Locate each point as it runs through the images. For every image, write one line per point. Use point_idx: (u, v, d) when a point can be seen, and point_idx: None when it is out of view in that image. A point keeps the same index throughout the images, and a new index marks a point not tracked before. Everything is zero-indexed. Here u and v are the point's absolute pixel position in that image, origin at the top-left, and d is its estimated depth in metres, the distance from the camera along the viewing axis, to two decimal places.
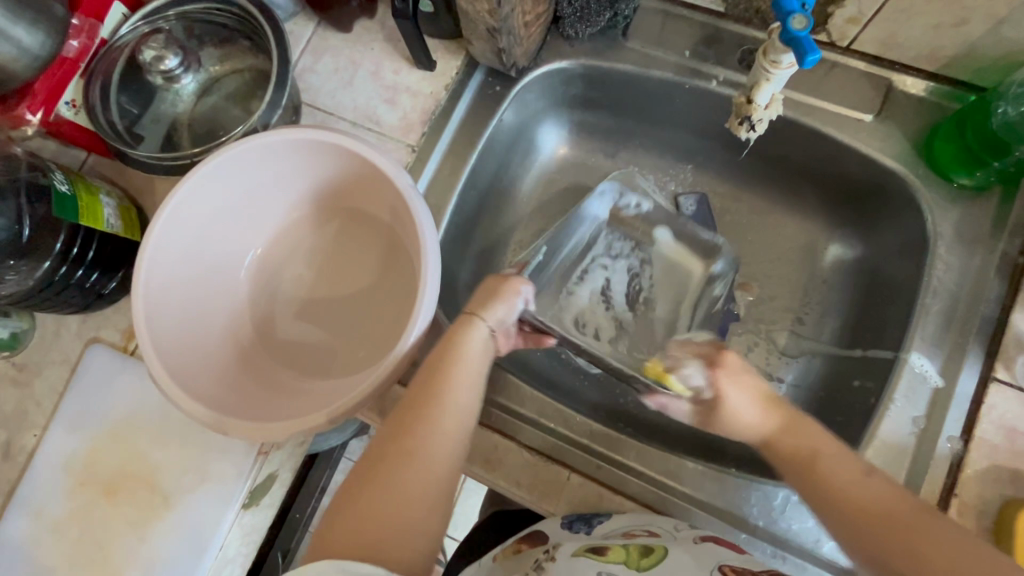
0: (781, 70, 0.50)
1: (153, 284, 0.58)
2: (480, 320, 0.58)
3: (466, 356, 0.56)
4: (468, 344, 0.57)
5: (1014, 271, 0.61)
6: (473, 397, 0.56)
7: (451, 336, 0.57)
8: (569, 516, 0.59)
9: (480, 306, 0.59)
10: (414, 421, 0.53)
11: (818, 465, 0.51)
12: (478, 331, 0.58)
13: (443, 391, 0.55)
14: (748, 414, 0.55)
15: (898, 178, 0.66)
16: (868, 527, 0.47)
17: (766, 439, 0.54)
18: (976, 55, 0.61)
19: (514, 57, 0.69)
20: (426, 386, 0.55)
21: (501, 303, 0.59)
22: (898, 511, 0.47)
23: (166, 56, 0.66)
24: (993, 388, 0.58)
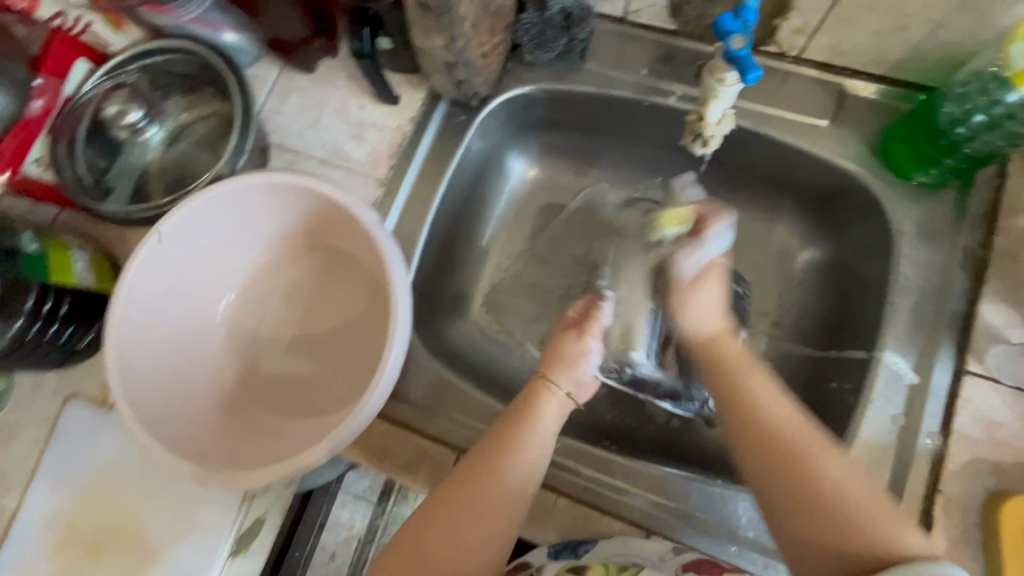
0: (728, 88, 0.51)
1: (125, 337, 0.58)
2: (553, 385, 0.61)
3: (545, 416, 0.58)
4: (546, 408, 0.59)
5: (977, 263, 0.62)
6: (545, 453, 0.57)
7: (532, 399, 0.59)
8: (555, 545, 0.60)
9: (551, 372, 0.61)
10: (474, 475, 0.54)
11: (748, 376, 0.56)
12: (556, 397, 0.60)
13: (514, 449, 0.55)
14: (709, 313, 0.62)
15: (856, 179, 0.68)
16: (764, 431, 0.52)
17: (715, 337, 0.61)
18: (920, 58, 0.63)
19: (474, 87, 0.71)
20: (495, 444, 0.56)
21: (576, 364, 0.62)
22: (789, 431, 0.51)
23: (128, 109, 0.71)
24: (968, 381, 0.59)
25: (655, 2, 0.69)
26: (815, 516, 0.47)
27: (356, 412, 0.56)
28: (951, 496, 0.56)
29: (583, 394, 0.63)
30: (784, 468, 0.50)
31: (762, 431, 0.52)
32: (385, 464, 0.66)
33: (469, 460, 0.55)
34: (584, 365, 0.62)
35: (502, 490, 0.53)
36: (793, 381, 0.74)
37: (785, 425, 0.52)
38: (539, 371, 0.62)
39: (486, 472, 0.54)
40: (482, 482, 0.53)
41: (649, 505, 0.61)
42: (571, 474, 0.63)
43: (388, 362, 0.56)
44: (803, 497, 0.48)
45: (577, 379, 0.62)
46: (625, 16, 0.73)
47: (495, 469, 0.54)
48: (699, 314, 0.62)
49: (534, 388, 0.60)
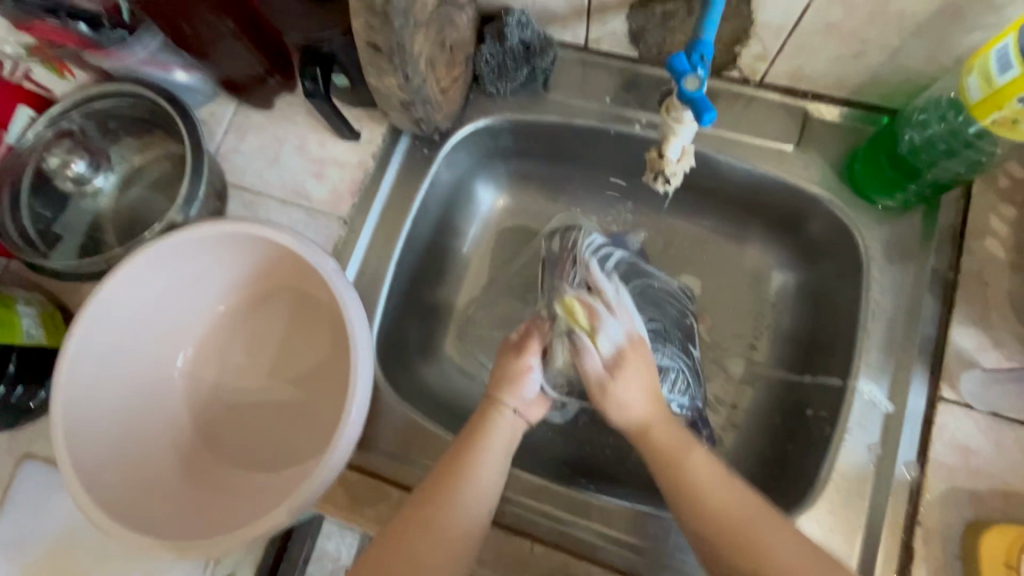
0: (686, 126, 0.50)
1: (72, 403, 0.55)
2: (503, 406, 0.60)
3: (493, 440, 0.58)
4: (495, 433, 0.59)
5: (947, 287, 0.62)
6: (494, 478, 0.57)
7: (480, 426, 0.59)
8: None
9: (500, 395, 0.61)
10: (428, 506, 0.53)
11: (691, 454, 0.53)
12: (506, 419, 0.60)
13: (468, 477, 0.55)
14: (633, 404, 0.56)
15: (824, 204, 0.67)
16: (724, 546, 0.50)
17: (647, 424, 0.56)
18: (881, 81, 0.63)
19: (434, 123, 0.69)
20: (450, 474, 0.55)
21: (521, 384, 0.61)
22: (730, 510, 0.51)
23: (72, 162, 0.68)
24: (942, 408, 0.58)
25: (615, 30, 0.68)
26: (727, 542, 0.49)
27: (317, 473, 0.53)
28: (930, 527, 0.56)
29: (534, 412, 0.63)
30: (740, 563, 0.49)
31: (710, 521, 0.50)
32: (356, 516, 0.64)
33: (421, 493, 0.54)
34: (529, 383, 0.62)
35: (458, 518, 0.53)
36: (771, 407, 0.73)
37: (728, 507, 0.51)
38: (488, 393, 0.61)
39: (439, 504, 0.53)
40: (437, 511, 0.53)
41: (627, 548, 0.60)
42: (548, 520, 0.61)
43: (350, 418, 0.55)
44: (723, 535, 0.50)
45: (524, 398, 0.62)
46: (586, 44, 0.72)
47: (449, 495, 0.54)
48: (622, 403, 0.57)
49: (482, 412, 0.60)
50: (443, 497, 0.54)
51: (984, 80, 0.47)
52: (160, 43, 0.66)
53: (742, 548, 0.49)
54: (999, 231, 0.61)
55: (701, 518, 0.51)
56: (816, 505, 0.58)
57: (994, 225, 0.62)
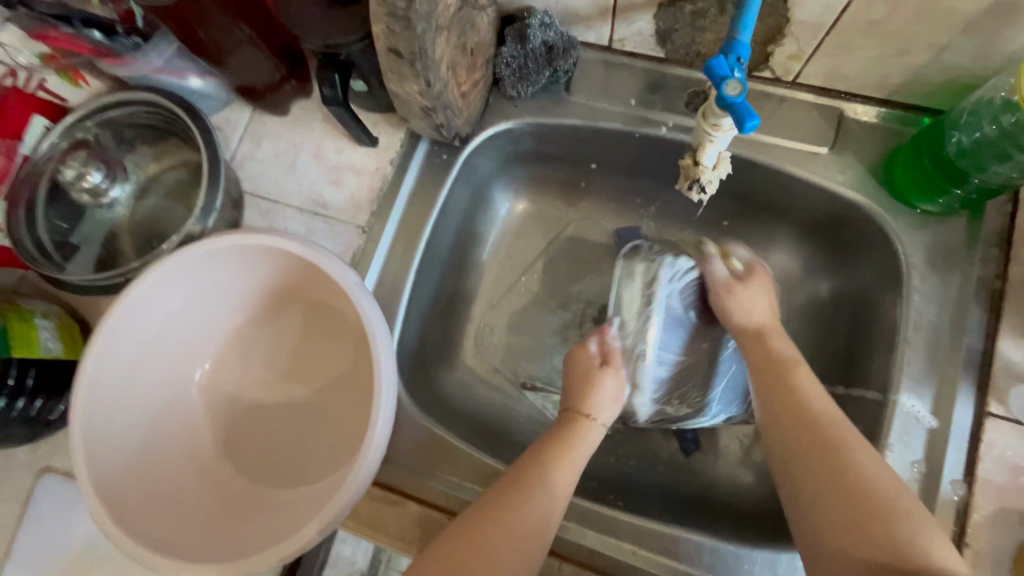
0: (723, 132, 0.47)
1: (91, 420, 0.54)
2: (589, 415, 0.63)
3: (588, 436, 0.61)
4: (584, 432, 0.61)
5: (993, 296, 0.59)
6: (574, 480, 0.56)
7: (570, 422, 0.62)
8: None
9: (580, 397, 0.64)
10: (512, 498, 0.53)
11: (795, 374, 0.57)
12: (593, 426, 0.62)
13: (554, 471, 0.56)
14: (760, 305, 0.65)
15: (861, 209, 0.65)
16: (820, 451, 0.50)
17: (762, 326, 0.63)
18: (924, 80, 0.60)
19: (455, 128, 0.67)
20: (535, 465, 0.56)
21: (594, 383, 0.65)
22: (837, 432, 0.51)
23: (87, 173, 0.65)
24: (990, 424, 0.55)
25: (641, 30, 0.66)
26: (842, 508, 0.46)
27: (342, 492, 0.52)
28: (979, 550, 0.53)
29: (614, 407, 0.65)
30: (815, 459, 0.50)
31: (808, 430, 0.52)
32: (377, 534, 0.62)
33: (519, 471, 0.56)
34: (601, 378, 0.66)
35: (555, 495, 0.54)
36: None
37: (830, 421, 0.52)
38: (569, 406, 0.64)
39: (518, 507, 0.52)
40: (539, 480, 0.55)
41: (660, 568, 0.58)
42: (575, 538, 0.59)
43: (374, 437, 0.53)
44: (844, 499, 0.47)
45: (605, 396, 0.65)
46: (610, 44, 0.70)
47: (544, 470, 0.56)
48: (747, 307, 0.65)
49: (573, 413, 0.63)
50: (528, 488, 0.54)
51: None
52: (173, 52, 0.64)
53: (863, 508, 0.46)
54: None
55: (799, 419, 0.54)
56: None
57: None
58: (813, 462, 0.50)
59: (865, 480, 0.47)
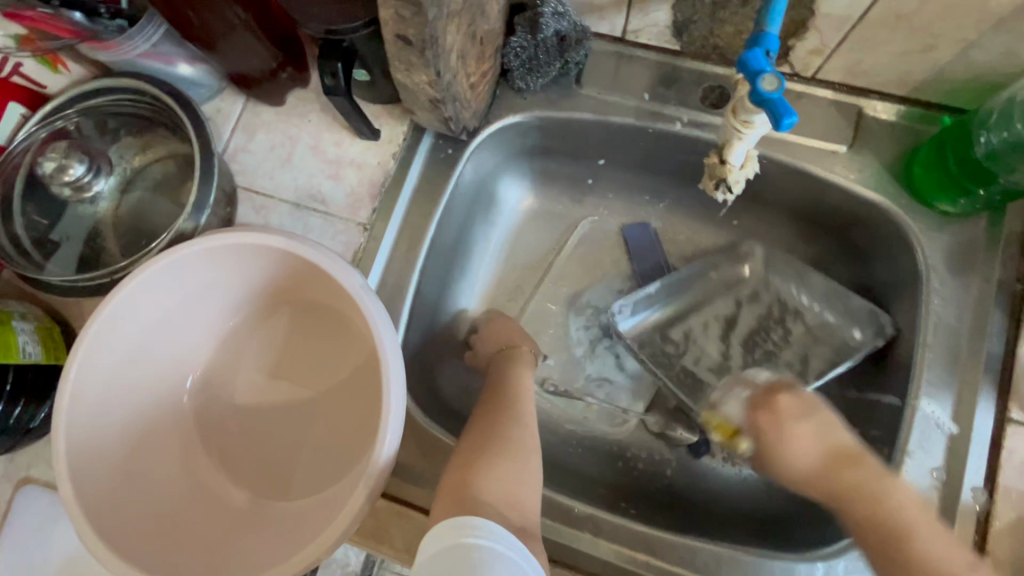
0: (754, 129, 0.45)
1: (75, 431, 0.51)
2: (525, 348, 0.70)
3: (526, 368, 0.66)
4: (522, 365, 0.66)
5: (1013, 299, 0.58)
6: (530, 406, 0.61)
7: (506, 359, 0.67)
8: None
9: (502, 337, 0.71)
10: (488, 419, 0.58)
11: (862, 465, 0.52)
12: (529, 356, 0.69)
13: (501, 406, 0.59)
14: (801, 444, 0.55)
15: (880, 209, 0.63)
16: (889, 546, 0.47)
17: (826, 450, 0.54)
18: (948, 78, 0.58)
19: (462, 121, 0.64)
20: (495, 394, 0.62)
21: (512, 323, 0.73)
22: (905, 514, 0.48)
23: (69, 165, 0.61)
24: (1011, 430, 0.54)
25: (657, 21, 0.63)
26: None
27: (347, 508, 0.49)
28: (999, 558, 0.52)
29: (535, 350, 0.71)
30: (880, 544, 0.48)
31: (882, 525, 0.48)
32: (381, 545, 0.59)
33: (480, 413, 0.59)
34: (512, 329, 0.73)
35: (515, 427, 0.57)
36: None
37: (906, 506, 0.49)
38: (507, 343, 0.70)
39: (484, 440, 0.55)
40: (495, 414, 0.58)
41: None
42: (588, 548, 0.57)
43: (381, 452, 0.49)
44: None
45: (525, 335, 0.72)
46: (623, 36, 0.67)
47: (501, 402, 0.60)
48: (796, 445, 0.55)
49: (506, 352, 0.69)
50: (486, 424, 0.57)
51: None
52: (162, 35, 0.60)
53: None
54: None
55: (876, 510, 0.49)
56: None
57: None
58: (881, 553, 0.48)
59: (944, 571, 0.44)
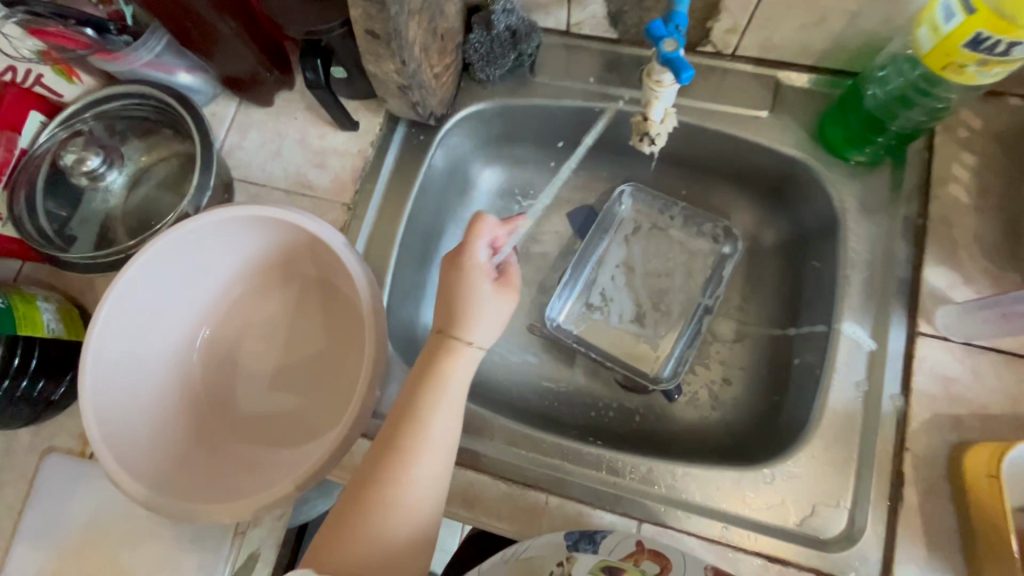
0: (666, 88, 0.54)
1: (100, 391, 0.58)
2: (463, 340, 0.58)
3: (450, 383, 0.56)
4: (451, 367, 0.57)
5: (917, 232, 0.66)
6: (451, 435, 0.55)
7: (431, 364, 0.57)
8: (572, 536, 0.56)
9: (448, 324, 0.58)
10: (397, 455, 0.53)
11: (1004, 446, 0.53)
12: (462, 351, 0.58)
13: (416, 431, 0.54)
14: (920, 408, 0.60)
15: (800, 164, 0.72)
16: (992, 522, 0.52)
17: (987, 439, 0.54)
18: (844, 46, 0.67)
19: (430, 107, 0.73)
20: (406, 418, 0.54)
21: (472, 313, 0.58)
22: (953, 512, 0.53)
23: (86, 157, 0.69)
24: (921, 342, 0.62)
25: (594, 13, 0.73)
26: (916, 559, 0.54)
27: (340, 436, 0.56)
28: (917, 452, 0.59)
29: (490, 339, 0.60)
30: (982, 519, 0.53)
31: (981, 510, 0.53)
32: None
33: (389, 432, 0.54)
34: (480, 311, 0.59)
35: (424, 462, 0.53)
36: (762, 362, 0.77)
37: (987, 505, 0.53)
38: (442, 327, 0.59)
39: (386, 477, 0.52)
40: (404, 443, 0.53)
41: (641, 497, 0.63)
42: (556, 472, 0.65)
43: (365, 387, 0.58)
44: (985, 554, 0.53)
45: (478, 327, 0.58)
46: (568, 29, 0.77)
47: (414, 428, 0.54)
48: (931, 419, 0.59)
49: (440, 343, 0.58)
50: (395, 453, 0.53)
51: (932, 29, 0.51)
52: (165, 45, 0.69)
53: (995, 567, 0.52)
54: (962, 178, 0.66)
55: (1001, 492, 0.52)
56: (811, 442, 0.62)
57: (957, 172, 0.66)
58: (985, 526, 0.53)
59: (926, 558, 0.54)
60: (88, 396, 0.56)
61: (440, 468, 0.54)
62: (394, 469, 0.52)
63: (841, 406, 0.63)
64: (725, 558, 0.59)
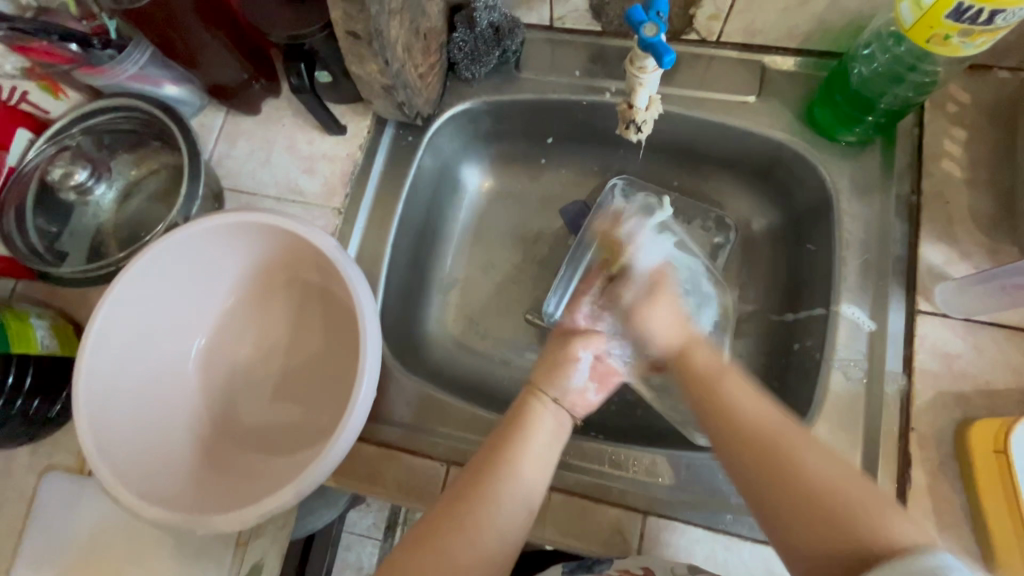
0: (650, 74, 0.54)
1: (96, 406, 0.57)
2: (546, 396, 0.59)
3: (535, 435, 0.56)
4: (538, 419, 0.57)
5: (912, 210, 0.66)
6: (535, 486, 0.53)
7: (521, 414, 0.57)
8: (570, 565, 0.60)
9: (542, 382, 0.60)
10: (471, 496, 0.50)
11: (722, 380, 0.52)
12: (546, 407, 0.58)
13: (499, 473, 0.52)
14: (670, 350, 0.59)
15: (790, 146, 0.71)
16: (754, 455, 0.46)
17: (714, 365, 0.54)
18: (828, 27, 0.67)
19: (416, 107, 0.73)
20: (489, 461, 0.53)
21: (566, 374, 0.62)
22: (764, 424, 0.47)
23: (74, 171, 0.69)
24: (921, 320, 0.61)
25: (576, 6, 0.73)
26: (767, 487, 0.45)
27: (337, 438, 0.56)
28: (923, 432, 0.59)
29: (581, 406, 0.62)
30: (744, 459, 0.47)
31: (741, 447, 0.47)
32: (374, 486, 0.65)
33: (469, 472, 0.53)
34: (575, 372, 0.62)
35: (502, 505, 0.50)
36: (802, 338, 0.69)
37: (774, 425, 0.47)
38: (532, 383, 0.61)
39: (466, 514, 0.49)
40: (485, 487, 0.51)
41: (642, 489, 0.62)
42: (560, 469, 0.63)
43: (360, 391, 0.57)
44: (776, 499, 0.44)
45: (569, 390, 0.61)
46: (551, 23, 0.77)
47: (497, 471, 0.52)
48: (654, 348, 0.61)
49: (523, 399, 0.59)
50: (477, 491, 0.51)
51: (914, 3, 0.50)
52: (148, 57, 0.69)
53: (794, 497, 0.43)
54: (954, 153, 0.65)
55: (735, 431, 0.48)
56: (814, 426, 0.61)
57: (949, 147, 0.66)
58: (764, 466, 0.45)
59: (810, 483, 0.43)
60: (84, 411, 0.56)
61: (520, 516, 0.51)
62: (475, 510, 0.50)
63: (843, 389, 0.62)
64: (730, 549, 0.58)
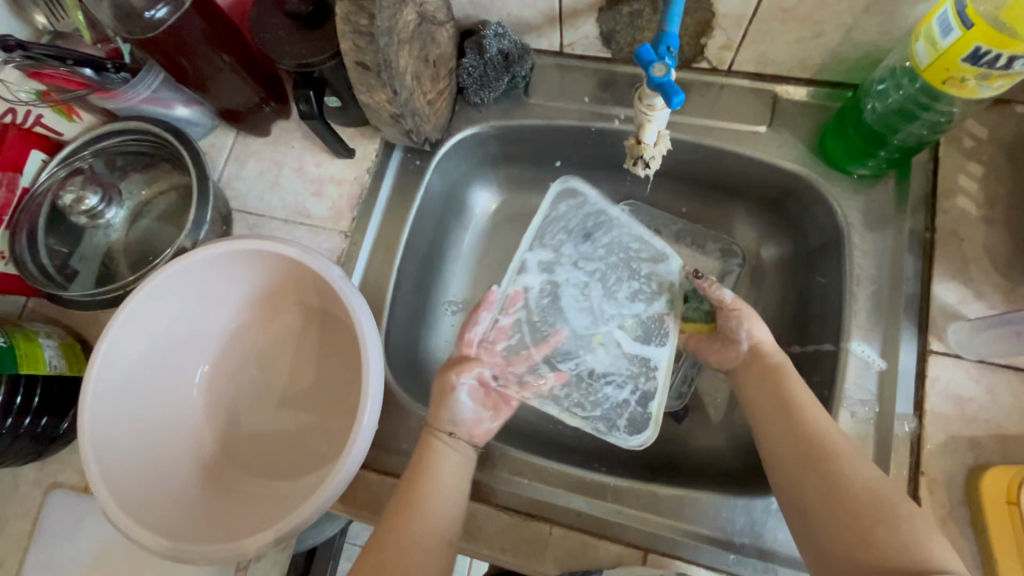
0: (658, 111, 0.54)
1: (101, 431, 0.57)
2: (439, 433, 0.62)
3: (439, 474, 0.59)
4: (437, 460, 0.60)
5: (925, 246, 0.64)
6: (448, 520, 0.57)
7: (419, 459, 0.60)
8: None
9: (435, 420, 0.62)
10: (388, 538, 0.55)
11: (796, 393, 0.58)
12: (443, 445, 0.61)
13: (408, 517, 0.56)
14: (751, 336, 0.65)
15: (801, 178, 0.70)
16: (812, 456, 0.53)
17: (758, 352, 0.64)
18: (842, 59, 0.66)
19: (423, 133, 0.73)
20: (400, 508, 0.57)
21: (451, 405, 0.63)
22: (837, 442, 0.54)
23: (85, 196, 0.69)
24: (933, 360, 0.60)
25: (587, 34, 0.72)
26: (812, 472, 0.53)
27: (338, 469, 0.56)
28: (933, 476, 0.57)
29: (478, 433, 0.64)
30: (807, 460, 0.53)
31: (808, 439, 0.54)
32: (374, 514, 0.65)
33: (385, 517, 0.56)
34: (458, 403, 0.63)
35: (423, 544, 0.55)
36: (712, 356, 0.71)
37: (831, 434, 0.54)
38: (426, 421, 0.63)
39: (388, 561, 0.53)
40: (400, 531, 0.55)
41: (644, 524, 0.61)
42: (561, 501, 0.63)
43: (362, 421, 0.57)
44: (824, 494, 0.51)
45: (462, 420, 0.63)
46: (561, 49, 0.76)
47: (414, 511, 0.56)
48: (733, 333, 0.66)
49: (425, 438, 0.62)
50: (393, 534, 0.55)
51: (930, 44, 0.49)
52: (161, 81, 0.69)
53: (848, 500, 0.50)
54: (969, 189, 0.64)
55: (799, 430, 0.55)
56: None
57: (964, 183, 0.64)
58: (809, 462, 0.53)
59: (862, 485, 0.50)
60: (89, 436, 0.56)
61: (441, 547, 0.55)
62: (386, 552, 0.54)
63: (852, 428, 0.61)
64: None
